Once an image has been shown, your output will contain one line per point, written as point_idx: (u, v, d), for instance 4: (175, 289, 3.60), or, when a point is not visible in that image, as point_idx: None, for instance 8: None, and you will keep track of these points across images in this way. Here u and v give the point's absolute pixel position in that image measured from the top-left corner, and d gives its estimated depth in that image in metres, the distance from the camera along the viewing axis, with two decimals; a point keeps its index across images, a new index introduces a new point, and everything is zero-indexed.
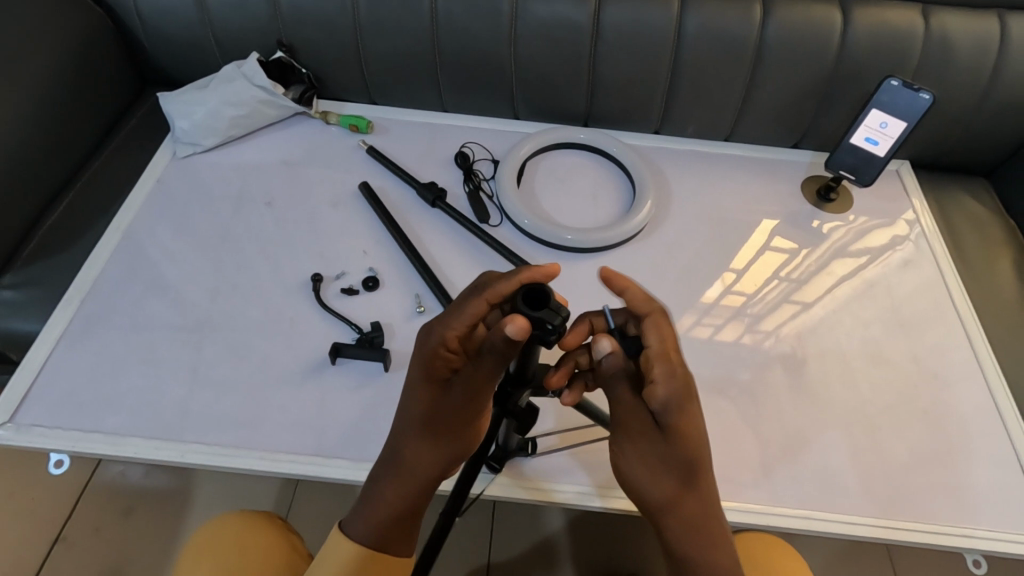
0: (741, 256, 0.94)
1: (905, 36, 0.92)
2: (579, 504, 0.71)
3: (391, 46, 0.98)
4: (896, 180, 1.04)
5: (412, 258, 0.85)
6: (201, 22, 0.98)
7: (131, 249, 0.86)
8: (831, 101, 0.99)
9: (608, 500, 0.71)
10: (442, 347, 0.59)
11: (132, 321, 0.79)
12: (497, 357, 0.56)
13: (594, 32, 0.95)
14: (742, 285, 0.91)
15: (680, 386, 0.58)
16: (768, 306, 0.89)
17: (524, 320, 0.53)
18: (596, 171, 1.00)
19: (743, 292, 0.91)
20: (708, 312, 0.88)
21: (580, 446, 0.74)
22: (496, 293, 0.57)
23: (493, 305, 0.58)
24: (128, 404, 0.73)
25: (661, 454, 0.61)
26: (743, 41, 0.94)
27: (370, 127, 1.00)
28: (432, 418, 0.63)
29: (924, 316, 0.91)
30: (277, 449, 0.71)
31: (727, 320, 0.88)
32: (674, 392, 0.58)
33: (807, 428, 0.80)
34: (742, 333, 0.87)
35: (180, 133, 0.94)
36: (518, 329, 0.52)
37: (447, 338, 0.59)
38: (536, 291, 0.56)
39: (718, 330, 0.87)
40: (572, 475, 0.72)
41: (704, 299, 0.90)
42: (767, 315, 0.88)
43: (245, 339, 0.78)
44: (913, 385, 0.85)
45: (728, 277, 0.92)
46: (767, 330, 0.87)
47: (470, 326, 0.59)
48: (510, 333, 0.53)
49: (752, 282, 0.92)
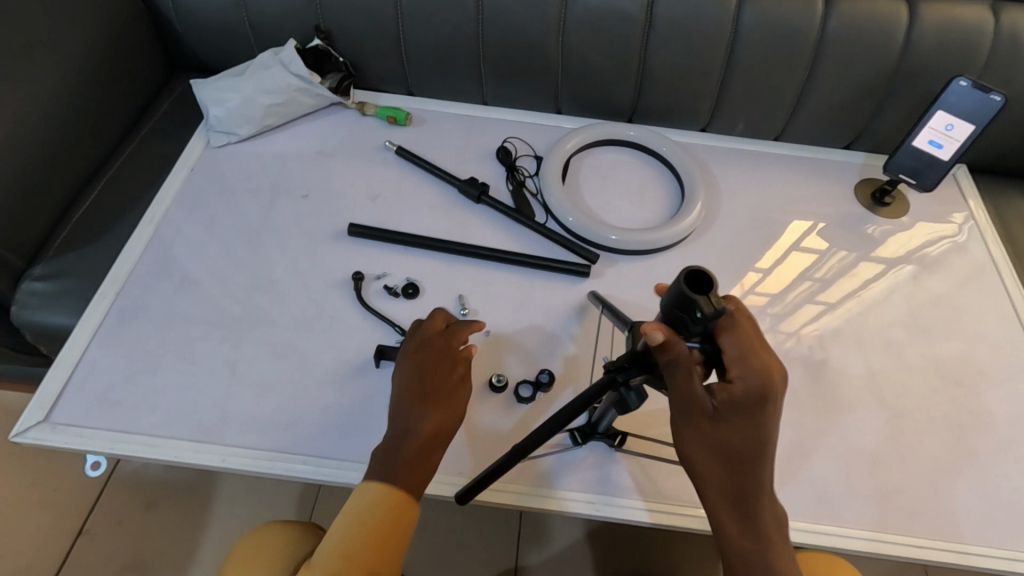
0: (772, 250, 0.91)
1: (973, 33, 0.88)
2: (635, 522, 0.68)
3: (433, 35, 0.95)
4: (953, 184, 1.00)
5: (466, 249, 0.83)
6: (236, 5, 0.94)
7: (166, 241, 0.83)
8: (890, 101, 0.95)
9: (657, 516, 0.67)
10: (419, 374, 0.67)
11: (169, 317, 0.77)
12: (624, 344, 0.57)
13: (646, 23, 0.91)
14: (759, 287, 0.88)
15: (761, 379, 0.54)
16: (786, 306, 0.86)
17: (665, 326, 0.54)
18: (643, 169, 0.96)
19: (760, 293, 0.87)
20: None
21: (637, 458, 0.70)
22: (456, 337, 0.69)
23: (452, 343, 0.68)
24: (167, 402, 0.71)
25: (721, 439, 0.56)
26: (802, 36, 0.89)
27: (408, 119, 0.97)
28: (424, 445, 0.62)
29: (985, 327, 0.87)
30: (320, 453, 0.68)
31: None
32: (754, 378, 0.55)
33: (866, 444, 0.77)
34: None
35: (214, 120, 0.92)
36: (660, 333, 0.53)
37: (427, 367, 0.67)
38: (694, 274, 0.52)
39: None
40: (630, 485, 0.69)
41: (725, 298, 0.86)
42: (782, 316, 0.85)
43: (285, 337, 0.76)
44: (976, 400, 0.81)
45: (748, 278, 0.88)
46: (815, 332, 0.84)
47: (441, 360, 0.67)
48: (651, 337, 0.53)
49: (800, 286, 0.88)
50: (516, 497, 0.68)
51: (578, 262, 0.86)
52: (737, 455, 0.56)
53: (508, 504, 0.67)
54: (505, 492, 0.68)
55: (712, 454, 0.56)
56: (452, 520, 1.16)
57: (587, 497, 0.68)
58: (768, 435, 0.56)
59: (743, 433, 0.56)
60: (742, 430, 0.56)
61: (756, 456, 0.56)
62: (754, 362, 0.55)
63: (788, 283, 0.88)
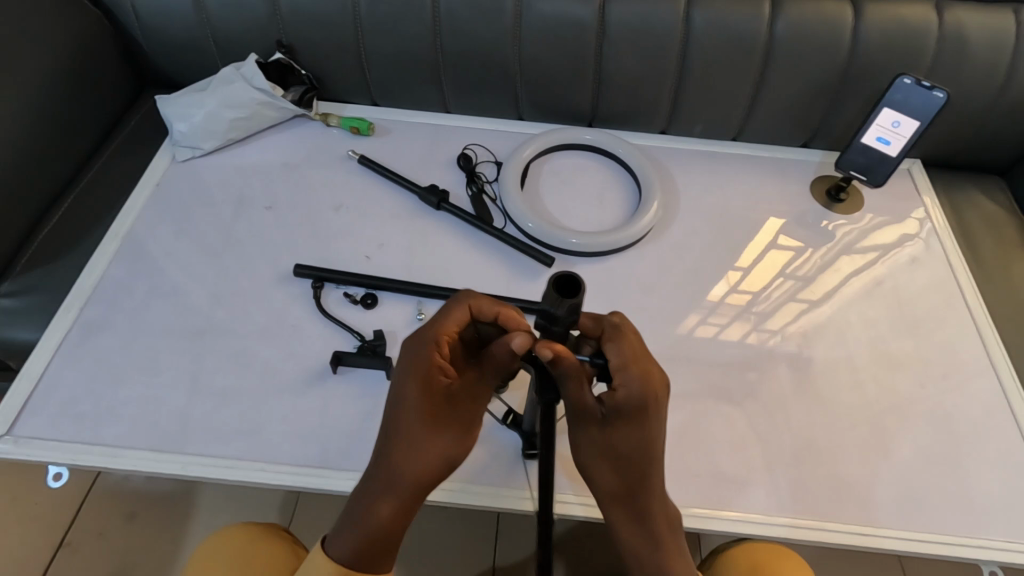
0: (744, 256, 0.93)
1: (918, 31, 0.90)
2: (572, 515, 0.70)
3: (392, 46, 0.96)
4: (907, 179, 1.02)
5: (415, 287, 0.81)
6: (199, 22, 0.96)
7: (131, 256, 0.84)
8: (843, 98, 0.97)
9: (592, 511, 0.70)
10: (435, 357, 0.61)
11: (133, 329, 0.78)
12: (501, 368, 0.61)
13: (600, 29, 0.93)
14: (748, 283, 0.90)
15: (642, 389, 0.58)
16: (773, 303, 0.88)
17: (529, 336, 0.57)
18: (602, 172, 0.98)
19: (749, 290, 0.90)
20: (715, 310, 0.87)
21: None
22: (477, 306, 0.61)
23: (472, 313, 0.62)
24: (129, 415, 0.72)
25: (609, 441, 0.62)
26: (751, 39, 0.91)
27: (371, 129, 0.99)
28: (452, 430, 0.64)
29: (937, 319, 0.89)
30: (280, 460, 0.69)
31: (733, 319, 0.87)
32: (633, 386, 0.58)
33: (818, 436, 0.78)
34: (747, 331, 0.86)
35: (179, 135, 0.93)
36: (523, 343, 0.57)
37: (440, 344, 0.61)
38: (564, 280, 0.54)
39: (726, 329, 0.86)
40: (565, 480, 0.71)
41: (711, 297, 0.89)
42: (775, 313, 0.88)
43: (247, 347, 0.77)
44: (928, 390, 0.83)
45: (734, 276, 0.91)
46: (774, 329, 0.86)
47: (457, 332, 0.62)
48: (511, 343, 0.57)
49: (782, 285, 0.90)
50: (450, 496, 0.70)
51: (536, 266, 0.87)
52: (624, 459, 0.61)
53: (443, 502, 0.70)
54: (440, 490, 0.70)
55: (604, 458, 0.63)
56: (428, 531, 1.17)
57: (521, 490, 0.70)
58: (650, 438, 0.60)
59: (629, 440, 0.61)
60: (628, 435, 0.61)
61: (642, 461, 0.61)
62: (635, 371, 0.58)
63: (769, 284, 0.90)
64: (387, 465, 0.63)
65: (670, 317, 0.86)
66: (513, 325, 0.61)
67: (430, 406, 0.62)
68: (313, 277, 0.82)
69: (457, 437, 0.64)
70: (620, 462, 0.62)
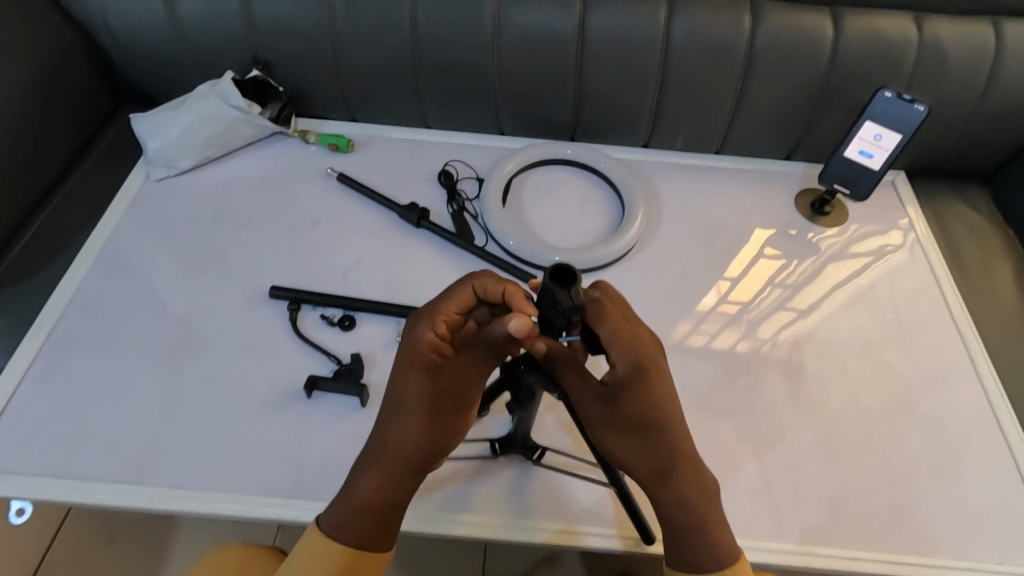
0: (737, 260, 0.93)
1: (898, 43, 0.90)
2: (606, 549, 0.68)
3: (371, 61, 0.95)
4: (890, 192, 1.02)
5: (393, 308, 0.79)
6: (174, 38, 0.94)
7: (101, 278, 0.82)
8: (825, 111, 0.96)
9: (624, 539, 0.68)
10: (430, 335, 0.58)
11: (101, 354, 0.75)
12: (493, 350, 0.58)
13: (580, 43, 0.92)
14: (736, 293, 0.89)
15: (639, 354, 0.58)
16: (762, 313, 0.87)
17: (527, 317, 0.54)
18: (584, 187, 0.97)
19: (738, 300, 0.89)
20: (704, 319, 0.86)
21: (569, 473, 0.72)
22: (484, 287, 0.58)
23: (478, 295, 0.58)
24: (95, 444, 0.69)
25: (625, 418, 0.59)
26: (732, 51, 0.91)
27: (351, 145, 0.97)
28: (444, 408, 0.60)
29: (924, 333, 0.88)
30: (251, 489, 0.67)
31: (722, 328, 0.86)
32: (629, 354, 0.58)
33: (807, 454, 0.77)
34: (737, 340, 0.85)
35: (153, 154, 0.91)
36: (524, 325, 0.53)
37: (436, 324, 0.58)
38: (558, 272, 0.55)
39: (717, 336, 0.85)
40: (599, 514, 0.70)
41: (700, 305, 0.88)
42: (764, 321, 0.87)
43: (220, 371, 0.74)
44: (914, 405, 0.82)
45: (723, 285, 0.90)
46: (764, 338, 0.85)
47: (458, 314, 0.59)
48: (510, 327, 0.54)
49: (770, 293, 0.90)
50: (486, 530, 0.68)
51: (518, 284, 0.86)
52: (642, 433, 0.60)
53: (478, 538, 0.68)
54: (475, 525, 0.68)
55: (624, 440, 0.61)
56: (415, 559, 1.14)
57: (555, 523, 0.69)
58: (661, 404, 0.60)
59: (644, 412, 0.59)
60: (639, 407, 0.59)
61: (659, 428, 0.60)
62: (626, 339, 0.58)
63: (758, 292, 0.90)
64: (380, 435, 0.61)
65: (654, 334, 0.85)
66: (515, 305, 0.56)
67: (422, 382, 0.59)
68: (289, 299, 0.80)
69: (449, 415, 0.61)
70: (642, 437, 0.60)
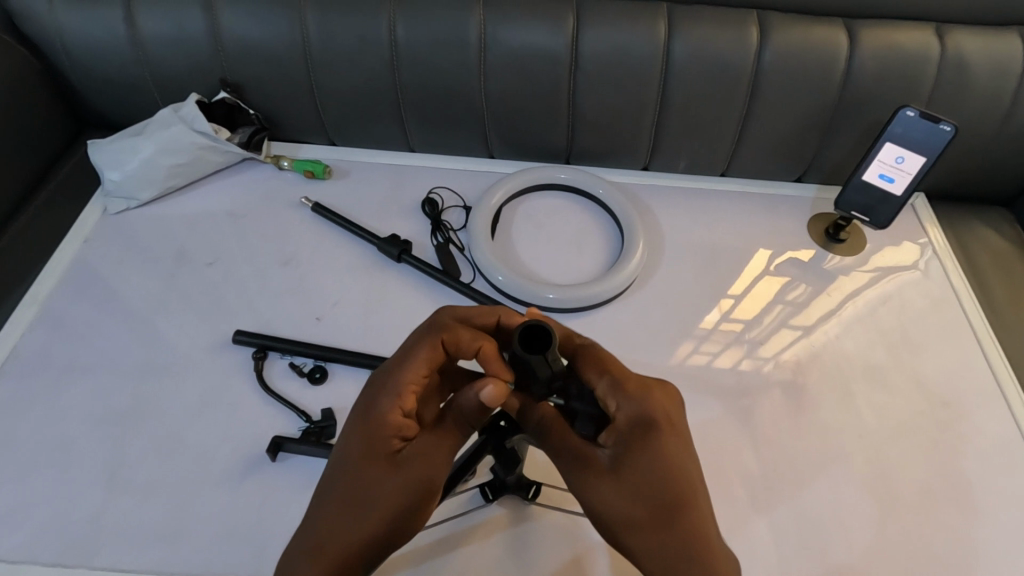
0: (739, 279, 0.86)
1: (918, 58, 0.83)
2: None
3: (347, 82, 0.87)
4: (911, 215, 0.94)
5: (370, 359, 0.72)
6: (135, 60, 0.87)
7: (48, 327, 0.75)
8: (839, 131, 0.89)
9: None
10: (395, 409, 0.53)
11: (43, 415, 0.69)
12: (467, 418, 0.55)
13: (573, 61, 0.85)
14: (741, 312, 0.83)
15: (644, 406, 0.54)
16: (773, 346, 0.80)
17: (502, 385, 0.52)
18: (580, 215, 0.90)
19: (742, 319, 0.82)
20: (705, 338, 0.80)
21: (553, 522, 0.65)
22: (454, 339, 0.55)
23: (447, 350, 0.55)
24: (33, 520, 0.62)
25: (631, 478, 0.52)
26: (738, 70, 0.84)
27: (328, 171, 0.90)
28: (411, 492, 0.52)
29: (955, 374, 0.80)
30: (205, 571, 0.60)
31: (725, 347, 0.79)
32: (629, 404, 0.54)
33: (828, 518, 0.69)
34: (741, 359, 0.79)
35: (112, 185, 0.85)
36: (496, 393, 0.51)
37: (404, 392, 0.54)
38: (537, 329, 0.52)
39: (718, 356, 0.79)
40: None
41: (701, 323, 0.82)
42: (768, 340, 0.80)
43: (175, 431, 0.68)
44: (947, 458, 0.74)
45: (724, 303, 0.84)
46: (766, 356, 0.79)
47: (426, 377, 0.55)
48: (482, 396, 0.52)
49: (774, 309, 0.83)
50: None
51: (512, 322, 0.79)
52: (648, 491, 0.52)
53: None
54: None
55: (624, 496, 0.52)
56: None
57: None
58: (672, 463, 0.53)
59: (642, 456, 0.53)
60: (639, 453, 0.53)
61: (668, 487, 0.52)
62: (629, 387, 0.54)
63: (762, 310, 0.83)
64: (325, 531, 0.51)
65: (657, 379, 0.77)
66: (492, 369, 0.53)
67: (382, 461, 0.52)
68: (256, 346, 0.73)
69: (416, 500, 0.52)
70: (649, 498, 0.51)
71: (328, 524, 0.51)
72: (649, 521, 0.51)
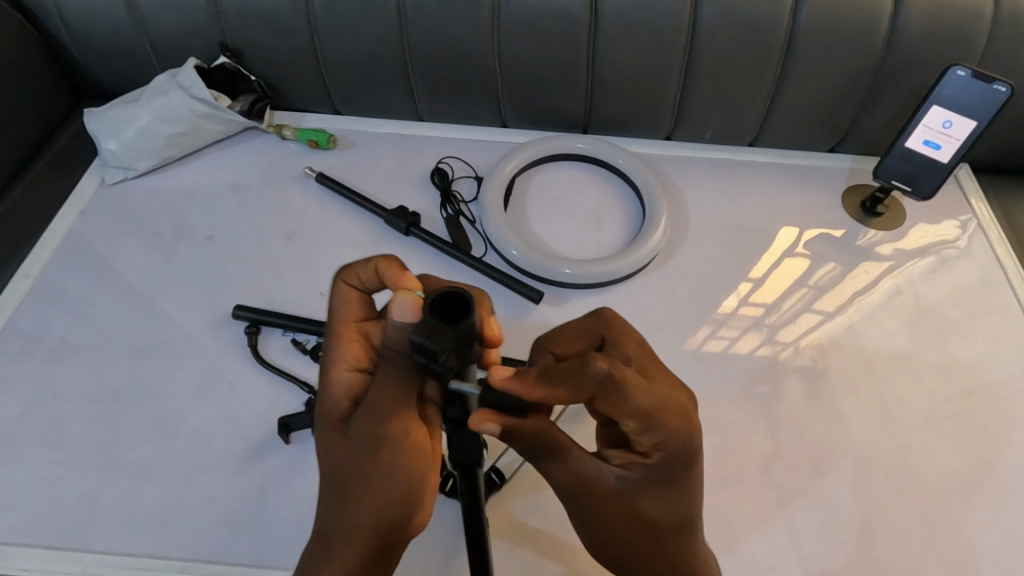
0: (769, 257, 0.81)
1: (971, 13, 0.75)
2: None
3: (352, 47, 0.83)
4: (954, 188, 0.88)
5: None
6: (132, 24, 0.83)
7: (42, 302, 0.72)
8: (878, 97, 0.83)
9: None
10: (336, 372, 0.52)
11: (37, 393, 0.66)
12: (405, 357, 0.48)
13: (592, 22, 0.79)
14: (771, 292, 0.78)
15: (663, 445, 0.49)
16: (804, 326, 0.75)
17: (412, 299, 0.45)
18: (598, 186, 0.85)
19: (772, 300, 0.77)
20: (723, 323, 0.75)
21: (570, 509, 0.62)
22: (353, 274, 0.53)
23: (354, 287, 0.53)
24: (24, 503, 0.60)
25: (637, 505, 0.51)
26: (771, 29, 0.78)
27: (333, 141, 0.86)
28: (376, 440, 0.51)
29: (1001, 356, 0.74)
30: (204, 557, 0.57)
31: (755, 330, 0.74)
32: (657, 440, 0.49)
33: (863, 509, 0.64)
34: (769, 342, 0.74)
35: (109, 155, 0.81)
36: (405, 308, 0.45)
37: (334, 347, 0.52)
38: (444, 300, 0.43)
39: (737, 342, 0.74)
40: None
41: (720, 308, 0.76)
42: (787, 325, 0.75)
43: (170, 411, 0.65)
44: (994, 446, 0.68)
45: (743, 286, 0.78)
46: (787, 341, 0.74)
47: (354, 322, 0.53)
48: (401, 317, 0.46)
49: (797, 294, 0.78)
50: None
51: (532, 291, 0.74)
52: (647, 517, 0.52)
53: None
54: None
55: (623, 516, 0.52)
56: None
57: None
58: (682, 494, 0.51)
59: (661, 493, 0.51)
60: (649, 486, 0.51)
61: (670, 513, 0.51)
62: (658, 423, 0.48)
63: (784, 293, 0.78)
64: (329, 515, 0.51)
65: (680, 360, 0.72)
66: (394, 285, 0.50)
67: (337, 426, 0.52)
68: (249, 321, 0.69)
69: (385, 447, 0.51)
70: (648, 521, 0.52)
71: (329, 517, 0.51)
72: (642, 535, 0.52)
